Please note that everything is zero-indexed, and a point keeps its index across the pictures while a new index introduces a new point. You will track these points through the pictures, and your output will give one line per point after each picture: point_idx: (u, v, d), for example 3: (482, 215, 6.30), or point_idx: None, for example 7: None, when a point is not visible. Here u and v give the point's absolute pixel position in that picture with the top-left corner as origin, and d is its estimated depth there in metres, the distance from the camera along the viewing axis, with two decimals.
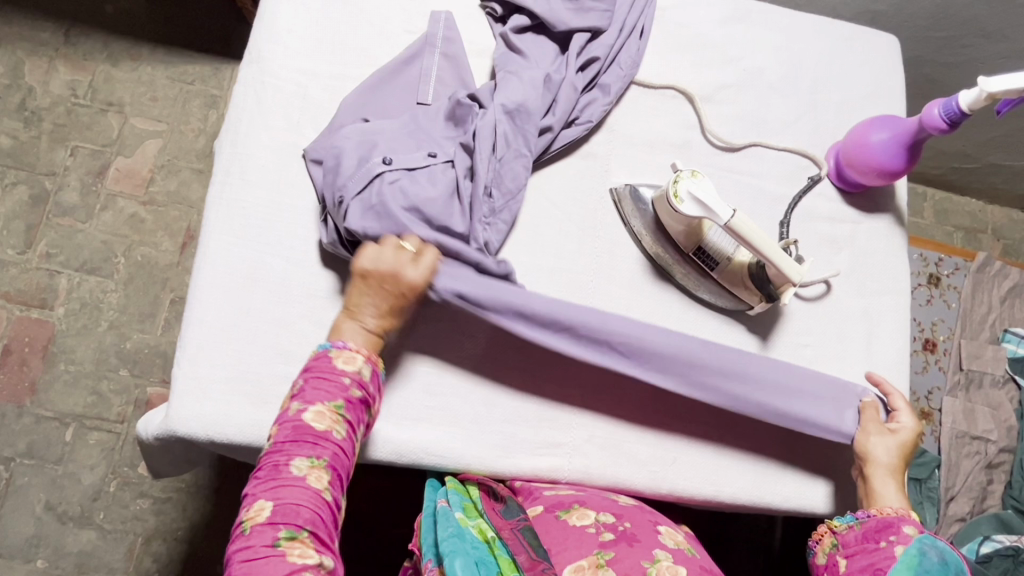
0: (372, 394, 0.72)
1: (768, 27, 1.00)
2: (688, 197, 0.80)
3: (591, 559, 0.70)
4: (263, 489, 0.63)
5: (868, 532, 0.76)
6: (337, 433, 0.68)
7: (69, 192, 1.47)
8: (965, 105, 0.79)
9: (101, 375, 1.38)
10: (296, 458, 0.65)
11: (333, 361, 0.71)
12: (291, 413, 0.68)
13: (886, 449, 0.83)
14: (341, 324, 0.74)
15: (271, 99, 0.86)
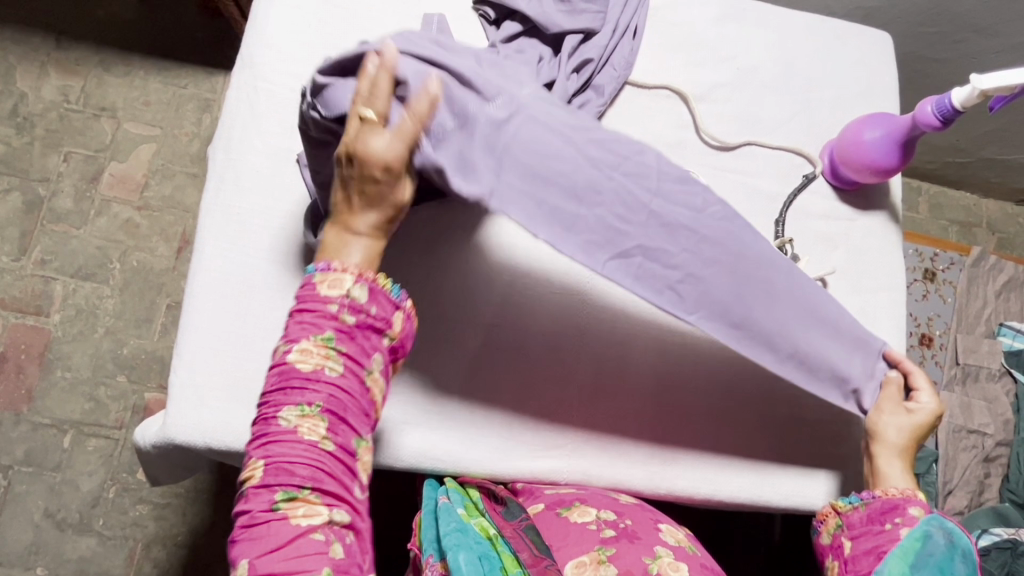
0: (366, 324, 0.65)
1: (761, 25, 1.00)
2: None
3: (592, 555, 0.70)
4: (257, 446, 0.61)
5: (872, 514, 0.77)
6: (329, 370, 0.62)
7: (63, 198, 1.46)
8: (959, 102, 0.79)
9: (98, 382, 1.37)
10: (285, 408, 0.61)
11: (317, 290, 0.64)
12: (278, 357, 0.63)
13: (899, 431, 0.81)
14: (330, 241, 0.66)
15: (265, 104, 0.86)
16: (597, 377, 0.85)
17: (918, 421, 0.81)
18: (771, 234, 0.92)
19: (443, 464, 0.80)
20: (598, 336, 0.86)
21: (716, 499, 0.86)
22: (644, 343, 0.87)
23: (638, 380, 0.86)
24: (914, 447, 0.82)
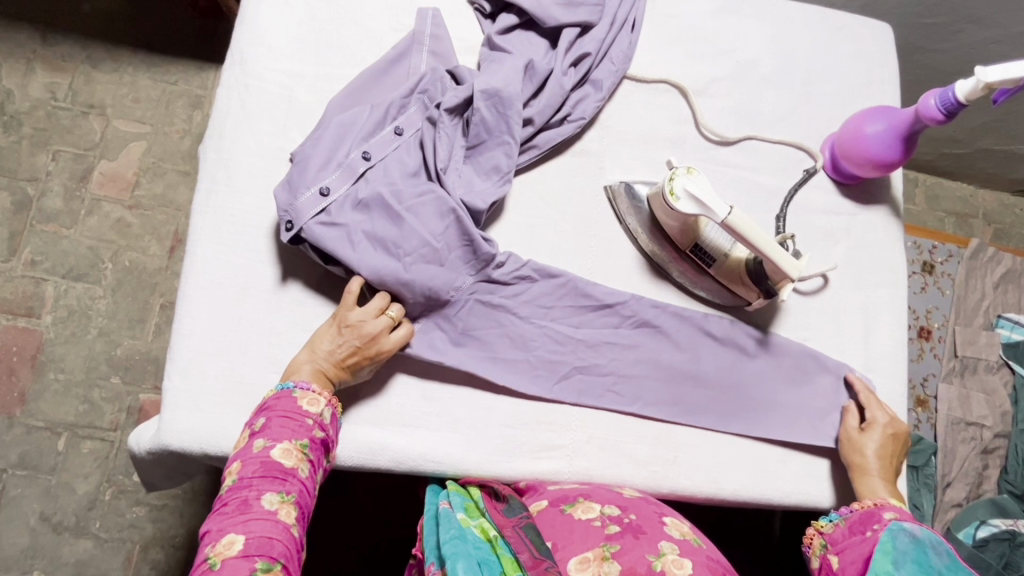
0: (332, 439, 0.73)
1: (760, 17, 0.99)
2: (685, 196, 0.79)
3: (596, 551, 0.66)
4: (231, 524, 0.61)
5: (854, 527, 0.76)
6: (303, 469, 0.67)
7: (52, 198, 1.44)
8: (961, 95, 0.78)
9: (92, 384, 1.36)
10: (265, 493, 0.64)
11: (296, 402, 0.71)
12: (257, 450, 0.67)
13: (868, 452, 0.84)
14: (300, 361, 0.74)
15: (256, 103, 0.84)
16: (597, 378, 0.84)
17: (881, 439, 0.84)
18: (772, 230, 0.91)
19: (443, 467, 0.79)
20: (599, 336, 0.85)
21: (719, 499, 0.85)
22: (643, 344, 0.86)
23: (639, 381, 0.85)
24: (892, 467, 0.83)
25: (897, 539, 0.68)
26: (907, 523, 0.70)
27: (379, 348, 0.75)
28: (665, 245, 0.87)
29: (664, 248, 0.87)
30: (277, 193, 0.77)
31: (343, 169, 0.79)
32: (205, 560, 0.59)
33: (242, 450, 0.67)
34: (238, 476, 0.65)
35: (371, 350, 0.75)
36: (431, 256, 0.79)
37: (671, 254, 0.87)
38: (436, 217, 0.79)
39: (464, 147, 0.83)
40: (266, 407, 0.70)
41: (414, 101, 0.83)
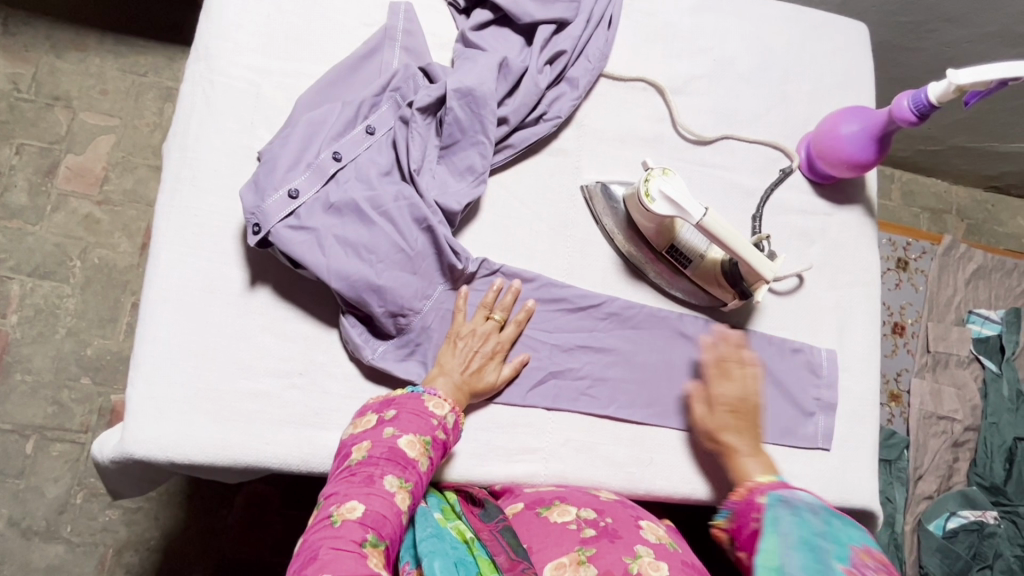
0: (453, 441, 0.74)
1: (737, 15, 0.98)
2: (660, 197, 0.79)
3: (572, 555, 0.67)
4: (356, 492, 0.64)
5: (738, 516, 0.68)
6: (424, 464, 0.69)
7: (16, 193, 1.39)
8: (934, 97, 0.78)
9: (61, 385, 1.32)
10: (386, 475, 0.66)
11: (424, 403, 0.72)
12: (386, 436, 0.69)
13: (726, 433, 0.78)
14: (433, 381, 0.76)
15: (222, 99, 0.81)
16: (573, 381, 0.84)
17: (739, 418, 0.79)
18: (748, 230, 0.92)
19: None
20: (574, 338, 0.85)
21: (694, 500, 0.85)
22: (618, 346, 0.86)
23: (614, 383, 0.85)
24: (763, 447, 0.78)
25: (775, 517, 0.63)
26: (782, 494, 0.66)
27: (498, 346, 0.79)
28: (642, 246, 0.87)
29: (641, 249, 0.87)
30: (244, 194, 0.74)
31: (312, 168, 0.76)
32: (326, 517, 0.62)
33: (372, 432, 0.70)
34: (367, 454, 0.67)
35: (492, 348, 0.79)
36: (404, 261, 0.77)
37: (647, 254, 0.87)
38: (409, 220, 0.77)
39: (437, 146, 0.81)
40: (396, 401, 0.72)
41: (385, 100, 0.81)
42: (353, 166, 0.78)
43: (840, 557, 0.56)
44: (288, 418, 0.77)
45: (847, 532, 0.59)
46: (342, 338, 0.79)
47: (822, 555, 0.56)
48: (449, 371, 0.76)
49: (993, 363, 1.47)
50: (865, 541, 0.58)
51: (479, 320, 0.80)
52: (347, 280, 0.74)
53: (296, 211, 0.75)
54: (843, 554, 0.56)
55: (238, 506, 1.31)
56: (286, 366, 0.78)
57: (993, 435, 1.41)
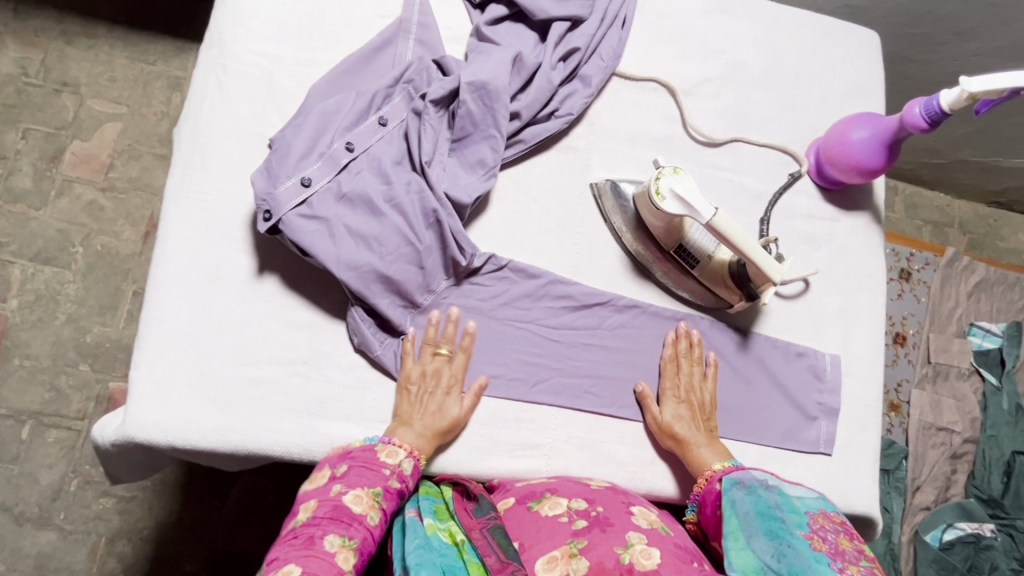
0: (409, 489, 0.73)
1: (750, 20, 0.99)
2: (671, 196, 0.78)
3: (563, 548, 0.66)
4: (296, 554, 0.61)
5: (702, 504, 0.76)
6: (372, 518, 0.67)
7: (21, 177, 1.38)
8: (946, 105, 0.79)
9: (59, 371, 1.31)
10: (330, 533, 0.64)
11: (377, 454, 0.72)
12: (332, 493, 0.68)
13: (680, 427, 0.82)
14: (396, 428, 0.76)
15: (234, 85, 0.81)
16: (577, 378, 0.84)
17: (688, 408, 0.83)
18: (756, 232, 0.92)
19: None
20: (579, 336, 0.85)
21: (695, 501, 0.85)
22: (622, 344, 0.86)
23: (618, 382, 0.85)
24: (712, 430, 0.83)
25: (736, 500, 0.70)
26: (733, 475, 0.74)
27: (447, 380, 0.78)
28: (651, 245, 0.86)
29: (650, 249, 0.87)
30: (256, 180, 0.73)
31: (325, 158, 0.76)
32: None
33: (320, 489, 0.69)
34: (311, 513, 0.66)
35: (443, 387, 0.78)
36: (413, 255, 0.77)
37: (655, 253, 0.87)
38: (419, 213, 0.77)
39: (449, 139, 0.81)
40: (350, 455, 0.72)
41: (399, 91, 0.81)
42: (365, 157, 0.78)
43: (799, 524, 0.65)
44: (291, 406, 0.76)
45: (796, 500, 0.69)
46: (348, 328, 0.79)
47: (783, 525, 0.65)
48: (409, 418, 0.76)
49: (994, 376, 1.47)
50: (812, 507, 0.69)
51: (427, 360, 0.78)
52: (356, 271, 0.74)
53: (308, 200, 0.75)
54: (801, 521, 0.66)
55: (233, 498, 1.31)
56: (290, 353, 0.77)
57: (991, 448, 1.41)
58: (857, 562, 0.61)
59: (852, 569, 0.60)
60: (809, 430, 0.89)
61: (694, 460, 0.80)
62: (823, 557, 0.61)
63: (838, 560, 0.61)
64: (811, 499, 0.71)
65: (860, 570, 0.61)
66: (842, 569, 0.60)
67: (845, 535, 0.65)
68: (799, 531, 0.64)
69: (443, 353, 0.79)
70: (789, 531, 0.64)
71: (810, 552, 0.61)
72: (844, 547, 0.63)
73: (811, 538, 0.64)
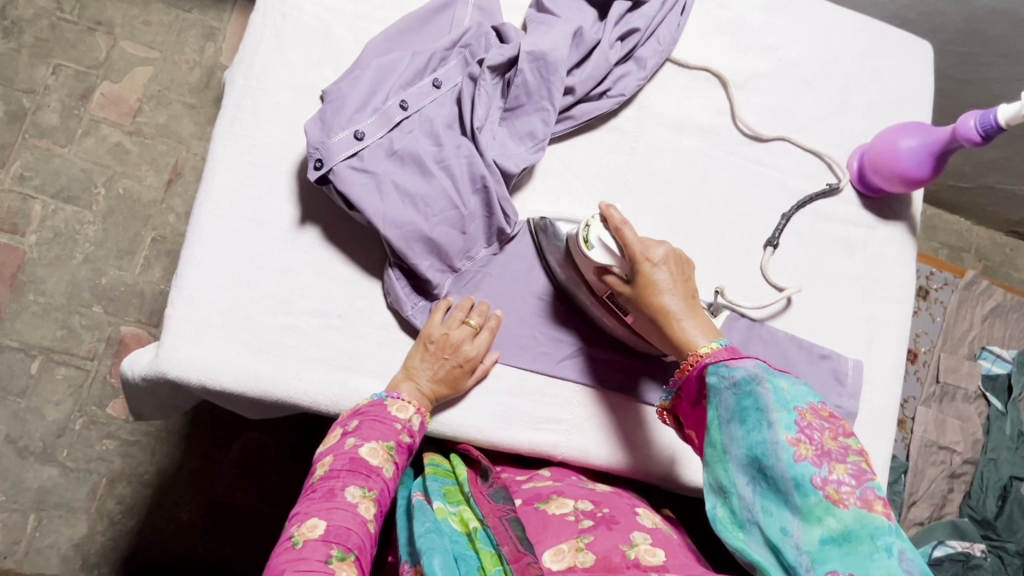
0: (419, 443, 0.74)
1: (807, 18, 0.98)
2: (598, 244, 0.75)
3: (570, 543, 0.65)
4: (317, 509, 0.63)
5: (683, 391, 0.70)
6: (388, 470, 0.69)
7: (48, 113, 1.38)
8: (1003, 120, 0.79)
9: (73, 310, 1.31)
10: (350, 485, 0.65)
11: (388, 409, 0.72)
12: (346, 446, 0.69)
13: (659, 294, 0.72)
14: (398, 381, 0.75)
15: (291, 33, 0.81)
16: (604, 358, 0.84)
17: (675, 274, 0.73)
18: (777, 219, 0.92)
19: (439, 424, 0.79)
20: None
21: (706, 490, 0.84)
22: None
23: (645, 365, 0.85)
24: (696, 300, 0.73)
25: (719, 401, 0.65)
26: (722, 365, 0.66)
27: (465, 355, 0.76)
28: (581, 284, 0.80)
29: (578, 286, 0.80)
30: (309, 129, 0.73)
31: (377, 113, 0.76)
32: (290, 536, 0.61)
33: (334, 445, 0.69)
34: (328, 468, 0.67)
35: (458, 357, 0.76)
36: (457, 219, 0.77)
37: (582, 290, 0.80)
38: (467, 177, 0.77)
39: (501, 108, 0.81)
40: (361, 411, 0.72)
41: (455, 55, 0.80)
42: (418, 116, 0.78)
43: (785, 425, 0.61)
44: (322, 358, 0.77)
45: (787, 391, 0.62)
46: (384, 289, 0.79)
47: (767, 436, 0.61)
48: (418, 374, 0.75)
49: (999, 401, 1.48)
50: (803, 398, 0.62)
51: (451, 326, 0.77)
52: (400, 229, 0.74)
53: (359, 153, 0.75)
54: (789, 420, 0.61)
55: (236, 451, 1.32)
56: (324, 306, 0.78)
57: (990, 471, 1.42)
58: (844, 460, 0.59)
59: (839, 471, 0.58)
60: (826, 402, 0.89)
61: (681, 331, 0.71)
62: (805, 466, 0.58)
63: (823, 465, 0.58)
64: (802, 383, 0.64)
65: (848, 470, 0.58)
66: (826, 480, 0.57)
67: (833, 431, 0.61)
68: (782, 436, 0.60)
69: (472, 328, 0.78)
70: (770, 444, 0.61)
71: (790, 463, 0.59)
72: (832, 445, 0.59)
73: (796, 443, 0.60)
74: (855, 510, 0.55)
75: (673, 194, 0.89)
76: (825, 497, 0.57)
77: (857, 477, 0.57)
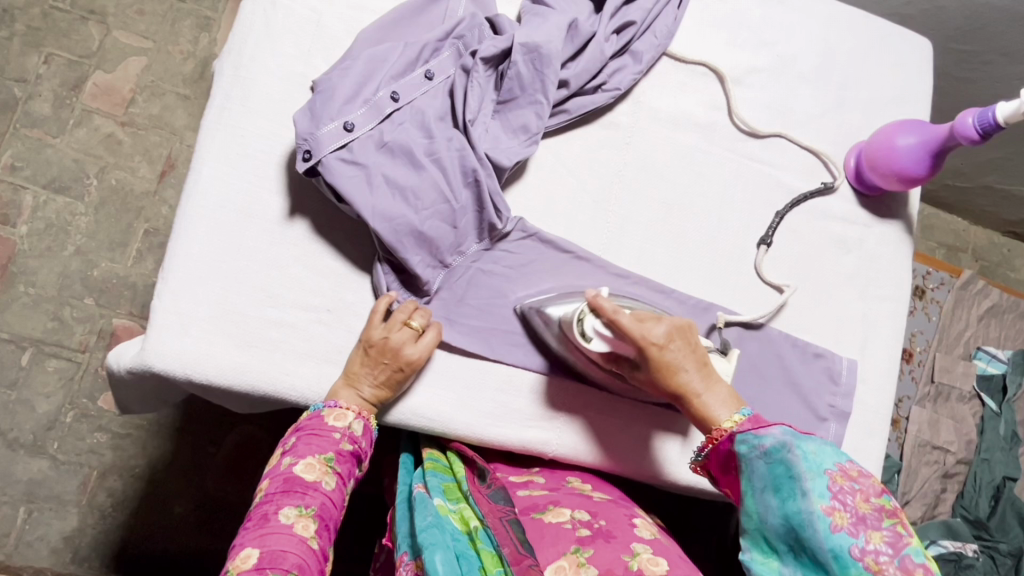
0: (363, 448, 0.74)
1: (806, 13, 0.97)
2: (595, 334, 0.73)
3: (570, 558, 0.63)
4: (250, 538, 0.63)
5: (711, 458, 0.70)
6: (326, 483, 0.69)
7: (40, 102, 1.36)
8: (1001, 117, 0.78)
9: (64, 302, 1.30)
10: (285, 506, 0.65)
11: (325, 420, 0.72)
12: (282, 466, 0.69)
13: (672, 374, 0.71)
14: (339, 389, 0.74)
15: (282, 22, 0.80)
16: None
17: (683, 348, 0.71)
18: (772, 216, 0.91)
19: (429, 420, 0.78)
20: None
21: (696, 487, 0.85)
22: None
23: None
24: (709, 365, 0.72)
25: (752, 469, 0.65)
26: (750, 435, 0.65)
27: (406, 359, 0.74)
28: (586, 360, 0.78)
29: (584, 362, 0.79)
30: (298, 119, 0.72)
31: (368, 104, 0.74)
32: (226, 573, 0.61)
33: (272, 467, 0.70)
34: (265, 492, 0.67)
35: (400, 361, 0.74)
36: (447, 213, 0.76)
37: (589, 365, 0.79)
38: (458, 171, 0.76)
39: (494, 101, 0.80)
40: (297, 427, 0.72)
41: (448, 46, 0.79)
42: (409, 108, 0.77)
43: (819, 493, 0.60)
44: (311, 352, 0.76)
45: (816, 454, 0.62)
46: (373, 283, 0.78)
47: (802, 506, 0.60)
48: (359, 380, 0.74)
49: (994, 402, 1.48)
50: (832, 460, 0.62)
51: (391, 329, 0.74)
52: (390, 222, 0.73)
53: (349, 144, 0.74)
54: (821, 487, 0.60)
55: (227, 445, 1.31)
56: (313, 299, 0.77)
57: (983, 471, 1.42)
58: (879, 526, 0.58)
59: (876, 539, 0.57)
60: (822, 400, 0.89)
61: (701, 407, 0.70)
62: (844, 537, 0.58)
63: (860, 535, 0.57)
64: (828, 443, 0.63)
65: (884, 536, 0.57)
66: (864, 550, 0.57)
67: (865, 493, 0.60)
68: (818, 505, 0.59)
69: (414, 330, 0.75)
70: (806, 514, 0.60)
71: (827, 535, 0.58)
72: (865, 510, 0.59)
73: (832, 512, 0.59)
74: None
75: (668, 189, 0.88)
76: (866, 568, 0.56)
77: (894, 544, 0.57)
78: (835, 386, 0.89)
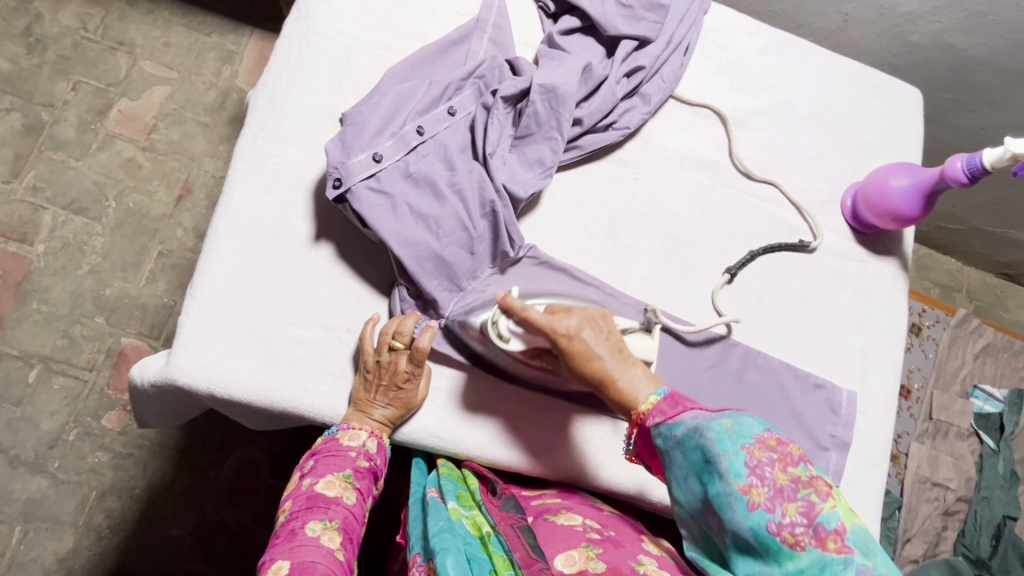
0: (379, 465, 0.77)
1: (804, 62, 1.04)
2: (511, 334, 0.75)
3: (580, 551, 0.64)
4: (282, 552, 0.63)
5: (640, 444, 0.68)
6: (348, 498, 0.71)
7: (65, 127, 1.41)
8: (988, 162, 0.83)
9: (75, 320, 1.33)
10: (310, 521, 0.66)
11: (340, 442, 0.75)
12: (303, 487, 0.71)
13: (586, 361, 0.69)
14: (352, 416, 0.76)
15: (316, 60, 0.85)
16: None
17: (595, 335, 0.70)
18: (745, 254, 0.94)
19: (439, 438, 0.81)
20: None
21: None
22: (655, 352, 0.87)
23: None
24: (625, 352, 0.70)
25: (671, 461, 0.63)
26: (664, 425, 0.63)
27: (402, 374, 0.75)
28: (517, 364, 0.78)
29: (514, 364, 0.78)
30: (330, 148, 0.76)
31: (393, 136, 0.79)
32: None
33: (293, 490, 0.72)
34: (288, 511, 0.69)
35: (396, 378, 0.75)
36: (466, 241, 0.80)
37: (525, 369, 0.78)
38: (477, 202, 0.80)
39: (512, 135, 0.85)
40: (316, 451, 0.75)
41: (470, 85, 0.85)
42: (432, 141, 0.82)
43: (735, 472, 0.58)
44: (330, 370, 0.79)
45: (731, 430, 0.59)
46: (390, 306, 0.82)
47: (720, 487, 0.58)
48: (367, 406, 0.76)
49: (992, 439, 1.50)
50: (748, 433, 0.59)
51: (380, 351, 0.76)
52: (413, 249, 0.77)
53: (377, 174, 0.78)
54: (738, 465, 0.58)
55: (229, 467, 1.31)
56: (335, 319, 0.80)
57: (983, 509, 1.43)
58: (795, 497, 0.56)
59: (792, 512, 0.55)
60: (820, 429, 0.90)
61: (620, 392, 0.68)
62: (760, 513, 0.56)
63: (777, 509, 0.55)
64: (746, 416, 0.61)
65: (800, 507, 0.55)
66: (782, 525, 0.55)
67: (783, 464, 0.57)
68: (734, 485, 0.57)
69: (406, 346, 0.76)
70: (724, 495, 0.58)
71: (744, 513, 0.56)
72: (781, 482, 0.57)
73: (749, 490, 0.57)
74: (812, 551, 0.54)
75: (674, 222, 0.92)
76: (785, 543, 0.55)
77: (809, 514, 0.55)
78: (834, 414, 0.91)
